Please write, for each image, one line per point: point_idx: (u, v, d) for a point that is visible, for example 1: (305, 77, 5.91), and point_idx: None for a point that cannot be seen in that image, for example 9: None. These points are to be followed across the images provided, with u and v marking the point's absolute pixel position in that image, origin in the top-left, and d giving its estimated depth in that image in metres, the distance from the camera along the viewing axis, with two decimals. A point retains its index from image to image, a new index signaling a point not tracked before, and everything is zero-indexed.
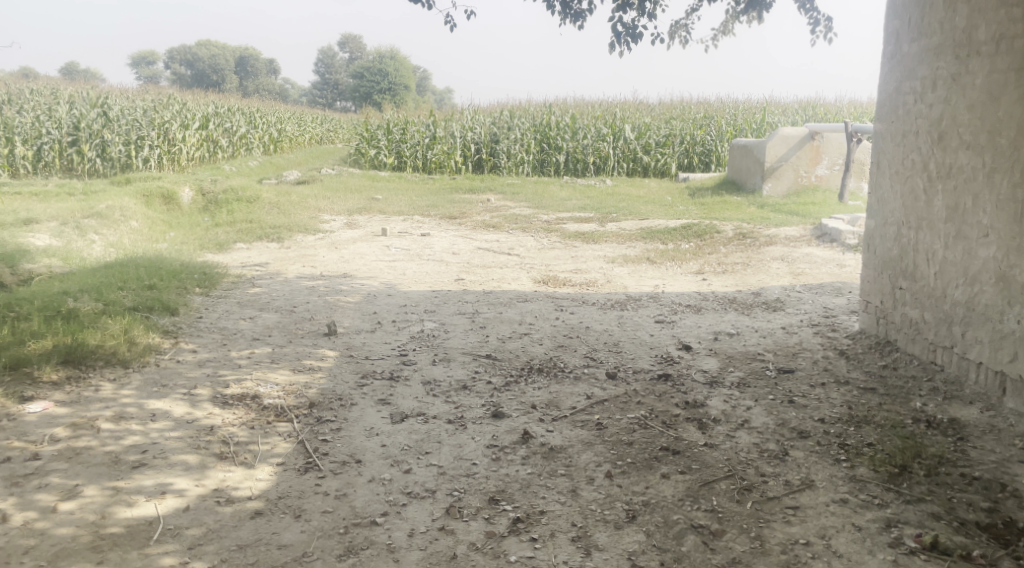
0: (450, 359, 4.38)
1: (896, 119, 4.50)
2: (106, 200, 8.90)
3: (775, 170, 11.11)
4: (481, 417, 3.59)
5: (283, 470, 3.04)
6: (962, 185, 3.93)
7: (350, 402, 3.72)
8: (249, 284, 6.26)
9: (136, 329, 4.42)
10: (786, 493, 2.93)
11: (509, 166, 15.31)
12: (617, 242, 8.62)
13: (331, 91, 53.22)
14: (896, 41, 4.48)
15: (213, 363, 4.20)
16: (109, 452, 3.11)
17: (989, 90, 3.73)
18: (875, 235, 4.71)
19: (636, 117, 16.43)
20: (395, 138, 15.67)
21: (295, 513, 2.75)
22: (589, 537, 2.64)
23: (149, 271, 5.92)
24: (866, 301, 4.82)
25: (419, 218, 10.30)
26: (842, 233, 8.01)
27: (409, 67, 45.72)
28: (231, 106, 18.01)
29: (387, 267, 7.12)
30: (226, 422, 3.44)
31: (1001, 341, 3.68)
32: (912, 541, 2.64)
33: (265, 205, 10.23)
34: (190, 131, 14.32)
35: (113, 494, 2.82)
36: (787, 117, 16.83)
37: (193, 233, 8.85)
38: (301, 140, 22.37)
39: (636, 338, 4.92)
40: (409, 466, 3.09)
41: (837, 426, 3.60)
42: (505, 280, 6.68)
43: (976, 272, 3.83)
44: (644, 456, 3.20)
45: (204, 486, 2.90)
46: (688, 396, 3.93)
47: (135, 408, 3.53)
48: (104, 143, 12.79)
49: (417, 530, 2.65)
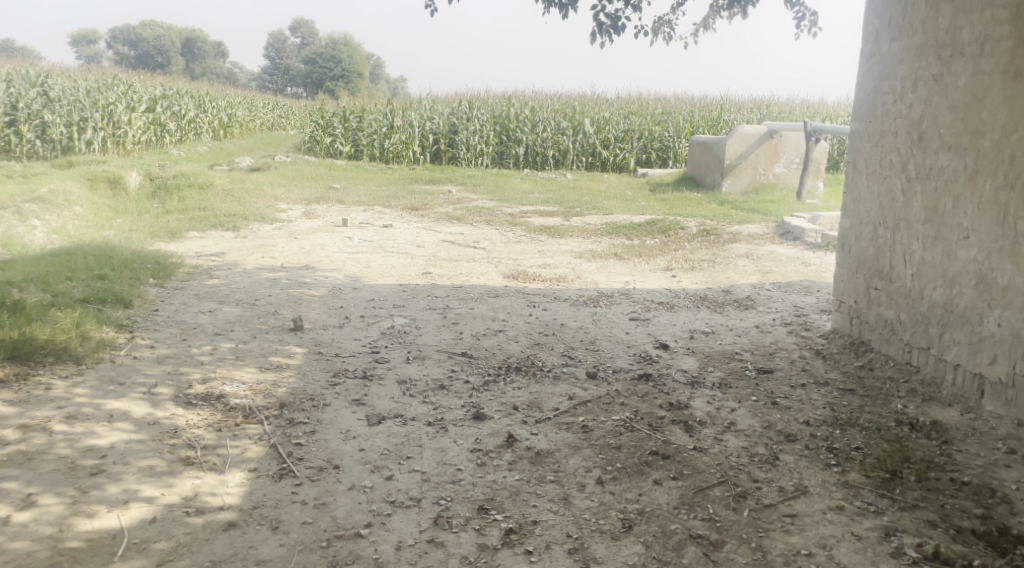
0: (424, 357, 4.22)
1: (873, 119, 4.45)
2: (48, 183, 8.45)
3: (734, 167, 11.12)
4: (461, 419, 3.44)
5: (255, 477, 2.84)
6: (943, 186, 3.90)
7: (322, 402, 3.53)
8: (205, 275, 5.99)
9: (88, 323, 4.16)
10: (781, 501, 2.86)
11: (468, 158, 15.10)
12: (583, 237, 8.51)
13: (282, 77, 52.21)
14: (875, 40, 4.42)
15: (174, 359, 3.96)
16: (64, 458, 2.87)
17: (972, 91, 3.70)
18: (850, 234, 4.67)
19: (595, 111, 16.41)
20: (351, 127, 15.32)
21: (272, 524, 2.57)
22: (586, 549, 2.52)
23: (98, 260, 5.61)
24: (839, 301, 4.80)
25: (379, 210, 10.04)
26: (804, 231, 8.05)
27: (363, 55, 45.08)
28: (179, 89, 17.41)
29: (350, 260, 6.89)
30: (190, 424, 3.23)
31: (980, 344, 3.67)
32: (913, 551, 2.59)
33: (218, 192, 9.87)
34: (136, 114, 13.78)
35: (71, 503, 2.59)
36: (743, 114, 16.98)
37: (141, 220, 8.48)
38: (252, 126, 21.81)
39: (612, 336, 4.82)
40: (390, 472, 2.92)
41: (823, 428, 3.55)
42: (473, 274, 6.52)
43: (955, 274, 3.81)
44: (634, 461, 3.10)
45: (172, 494, 2.70)
46: (671, 397, 3.84)
47: (89, 409, 3.29)
48: (44, 124, 12.19)
49: (404, 543, 2.50)
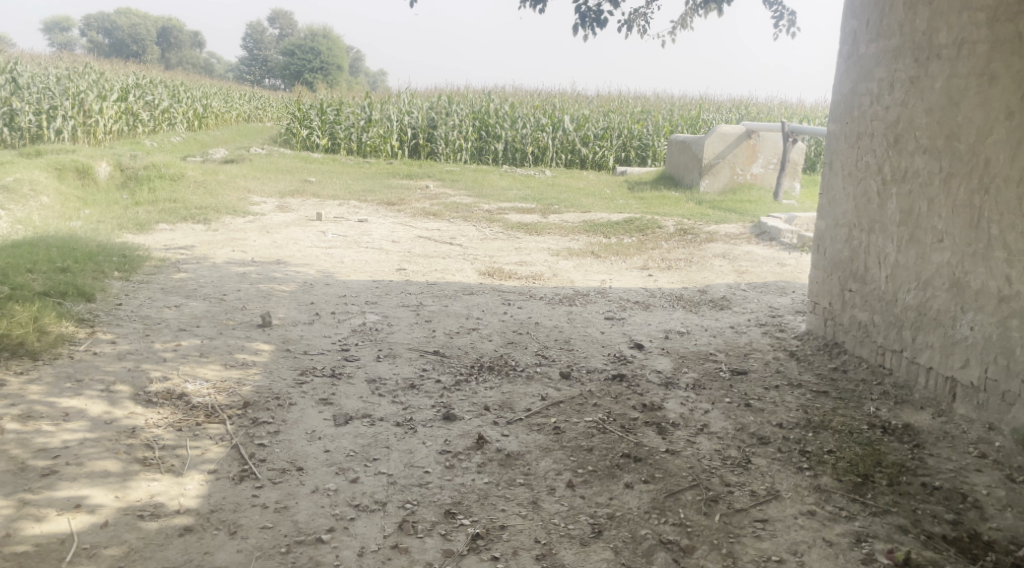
0: (396, 355, 4.14)
1: (850, 120, 4.43)
2: (14, 171, 8.24)
3: (712, 167, 11.11)
4: (430, 419, 3.37)
5: (215, 480, 2.76)
6: (918, 189, 3.89)
7: (288, 402, 3.44)
8: (173, 269, 5.86)
9: (47, 316, 4.03)
10: (753, 505, 2.82)
11: (447, 153, 14.99)
12: (560, 234, 8.46)
13: (260, 69, 51.78)
14: (853, 41, 4.39)
15: (135, 356, 3.85)
16: (14, 458, 2.76)
17: (948, 94, 3.69)
18: (825, 236, 4.65)
19: (576, 109, 16.38)
20: (328, 120, 15.12)
21: (230, 529, 2.48)
22: (554, 555, 2.46)
23: (61, 251, 5.47)
24: (814, 302, 4.78)
25: (355, 204, 9.92)
26: (780, 232, 8.06)
27: (343, 48, 44.72)
28: (152, 79, 17.13)
29: (324, 255, 6.79)
30: (149, 423, 3.13)
31: (952, 347, 3.66)
32: (884, 557, 2.56)
33: (191, 184, 9.70)
34: (108, 103, 13.52)
35: (19, 507, 2.49)
36: (722, 114, 17.04)
37: (110, 211, 8.30)
38: (228, 117, 21.53)
39: (587, 335, 4.77)
40: (356, 475, 2.85)
41: (796, 431, 3.52)
42: (449, 271, 6.43)
43: (929, 277, 3.80)
44: (605, 464, 3.05)
45: (126, 497, 2.60)
46: (644, 398, 3.79)
47: (44, 407, 3.18)
48: (12, 112, 11.92)
49: (367, 549, 2.43)
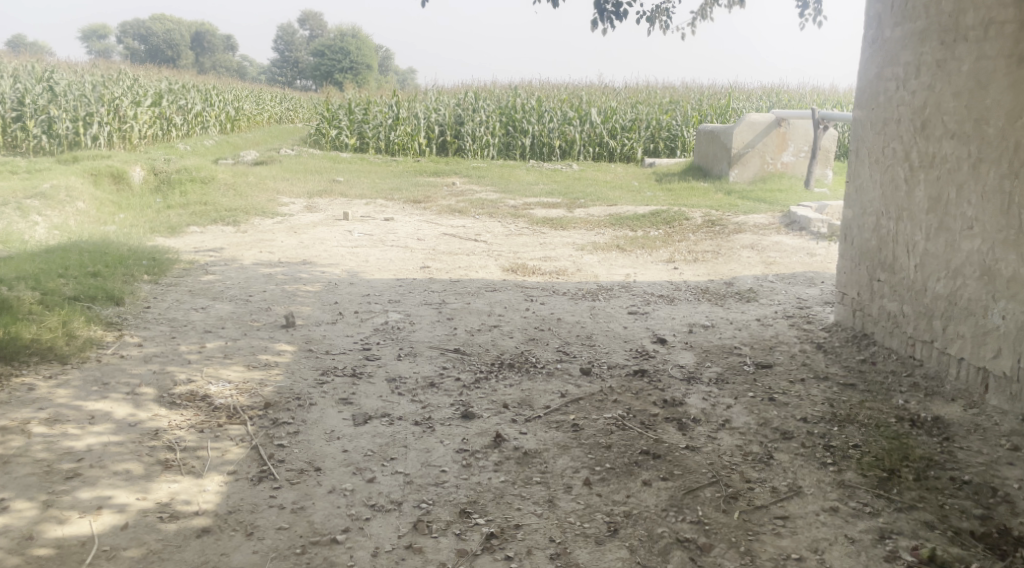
0: (416, 354, 4.15)
1: (876, 106, 4.32)
2: (51, 178, 8.43)
3: (741, 156, 10.96)
4: (449, 418, 3.37)
5: (233, 481, 2.79)
6: (946, 175, 3.79)
7: (308, 402, 3.47)
8: (202, 271, 5.95)
9: (76, 322, 4.12)
10: (774, 502, 2.78)
11: (474, 149, 14.99)
12: (586, 229, 8.41)
13: (291, 71, 52.40)
14: (878, 25, 4.28)
15: (161, 359, 3.91)
16: (40, 462, 2.82)
17: (976, 77, 3.58)
18: (853, 225, 4.55)
19: (603, 101, 16.26)
20: (356, 119, 15.23)
21: (246, 530, 2.51)
22: (568, 554, 2.45)
23: (93, 256, 5.58)
24: (842, 293, 4.69)
25: (382, 203, 9.97)
26: (810, 221, 7.87)
27: (372, 47, 44.97)
28: (186, 84, 17.39)
29: (349, 254, 6.84)
30: (172, 425, 3.18)
31: (984, 336, 3.56)
32: (908, 554, 2.51)
33: (221, 186, 9.82)
34: (142, 108, 13.76)
35: (44, 509, 2.55)
36: (752, 102, 16.78)
37: (143, 215, 8.45)
38: (260, 119, 21.79)
39: (609, 331, 4.73)
40: (372, 474, 2.86)
41: (821, 425, 3.46)
42: (473, 268, 6.43)
43: (959, 265, 3.70)
44: (623, 461, 3.02)
45: (147, 499, 2.64)
46: (665, 393, 3.76)
47: (71, 411, 3.24)
48: (50, 120, 12.19)
49: (381, 549, 2.44)
